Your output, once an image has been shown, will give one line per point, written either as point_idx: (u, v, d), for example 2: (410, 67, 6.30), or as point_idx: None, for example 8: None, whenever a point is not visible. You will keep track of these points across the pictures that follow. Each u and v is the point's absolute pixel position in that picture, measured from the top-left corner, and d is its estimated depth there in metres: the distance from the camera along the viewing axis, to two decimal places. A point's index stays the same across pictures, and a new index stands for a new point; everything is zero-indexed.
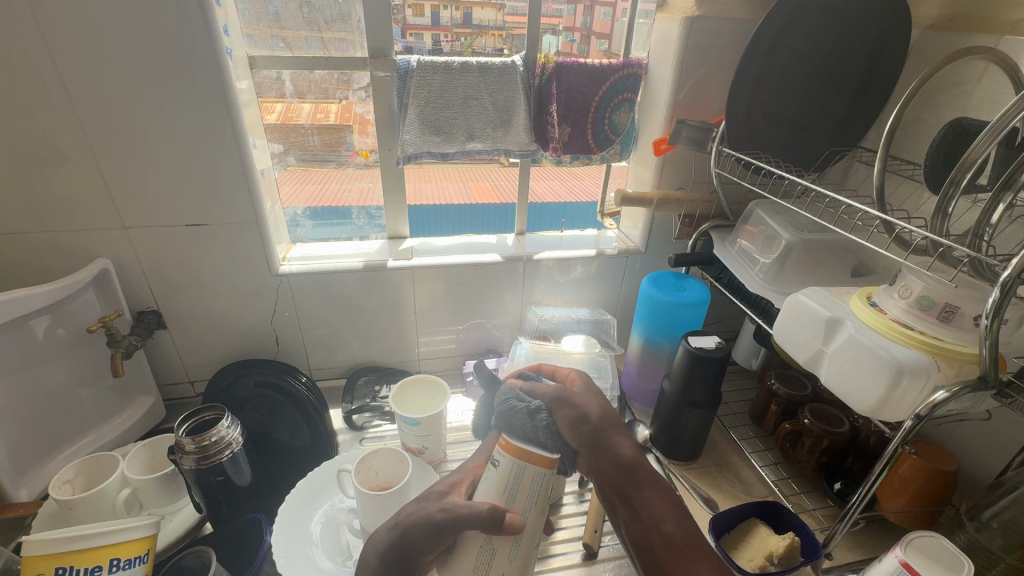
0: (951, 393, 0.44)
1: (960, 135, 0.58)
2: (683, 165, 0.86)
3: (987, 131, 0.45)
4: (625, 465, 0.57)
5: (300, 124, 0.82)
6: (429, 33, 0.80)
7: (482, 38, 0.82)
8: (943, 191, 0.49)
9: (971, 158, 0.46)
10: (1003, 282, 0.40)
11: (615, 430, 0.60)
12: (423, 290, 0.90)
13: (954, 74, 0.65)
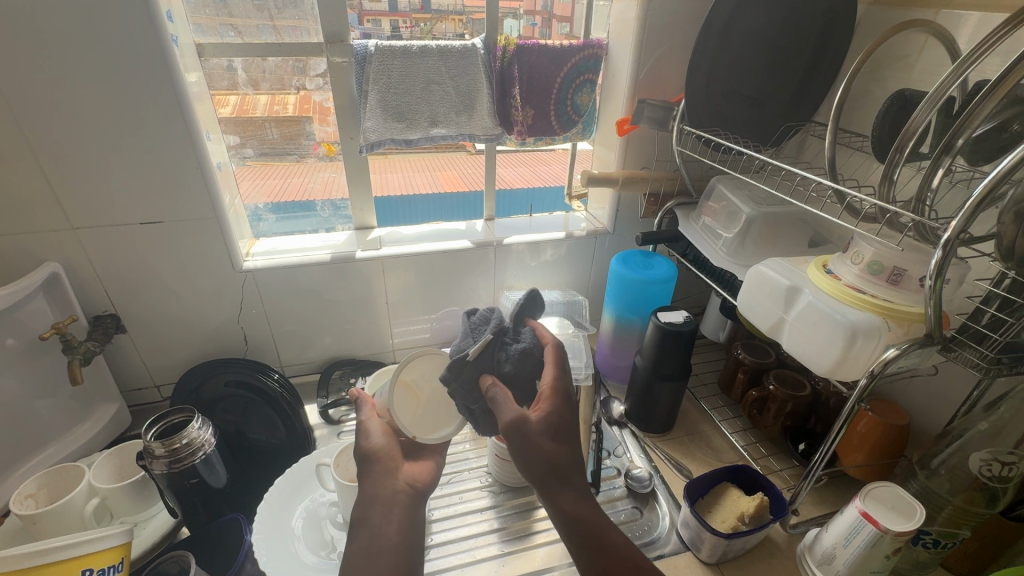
0: (901, 351, 0.47)
1: (903, 105, 0.60)
2: (646, 144, 0.87)
3: (925, 101, 0.48)
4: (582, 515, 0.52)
5: (257, 117, 0.80)
6: (387, 19, 0.78)
7: (442, 23, 0.80)
8: (888, 159, 0.52)
9: (913, 127, 0.49)
10: (944, 243, 0.43)
11: (566, 478, 0.53)
12: (393, 279, 0.89)
13: (895, 49, 0.68)
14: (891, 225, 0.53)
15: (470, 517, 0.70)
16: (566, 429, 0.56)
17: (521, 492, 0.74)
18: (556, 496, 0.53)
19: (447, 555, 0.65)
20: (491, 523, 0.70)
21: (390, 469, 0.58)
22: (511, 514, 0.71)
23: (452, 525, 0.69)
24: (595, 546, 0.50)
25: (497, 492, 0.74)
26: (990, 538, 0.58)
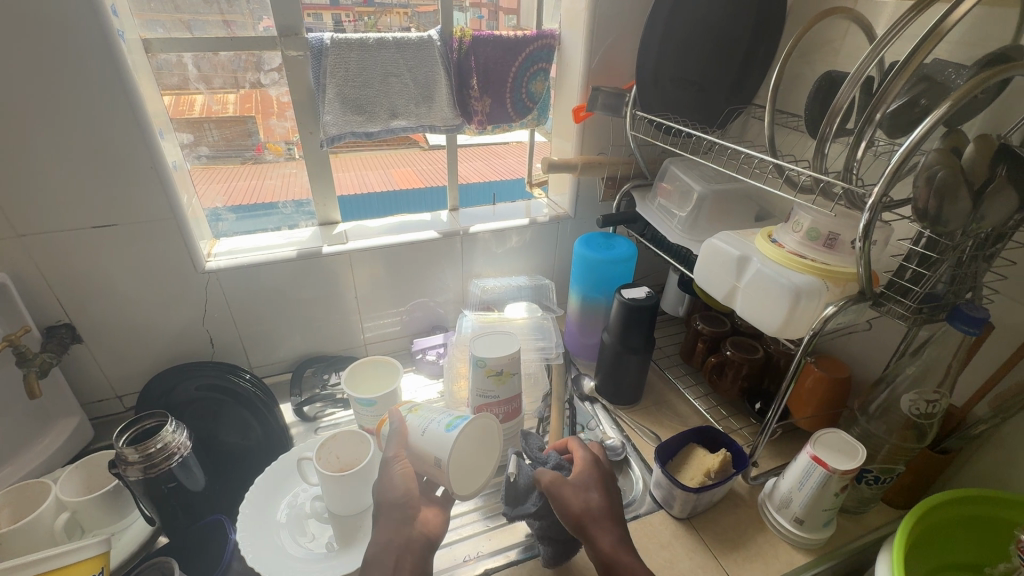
0: (838, 308, 0.53)
1: (831, 86, 0.65)
2: (603, 131, 0.90)
3: (847, 81, 0.52)
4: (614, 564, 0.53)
5: (195, 119, 0.77)
6: (329, 12, 0.76)
7: (387, 17, 0.81)
8: (818, 135, 0.57)
9: (838, 105, 0.54)
10: (869, 210, 0.49)
11: (600, 522, 0.56)
12: (362, 273, 0.90)
13: (824, 35, 0.73)
14: (825, 195, 0.59)
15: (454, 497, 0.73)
16: (600, 485, 0.60)
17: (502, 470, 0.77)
18: (594, 539, 0.55)
19: None
20: (475, 502, 0.72)
21: (410, 516, 0.58)
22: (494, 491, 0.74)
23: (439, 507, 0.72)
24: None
25: None
26: (923, 470, 0.66)
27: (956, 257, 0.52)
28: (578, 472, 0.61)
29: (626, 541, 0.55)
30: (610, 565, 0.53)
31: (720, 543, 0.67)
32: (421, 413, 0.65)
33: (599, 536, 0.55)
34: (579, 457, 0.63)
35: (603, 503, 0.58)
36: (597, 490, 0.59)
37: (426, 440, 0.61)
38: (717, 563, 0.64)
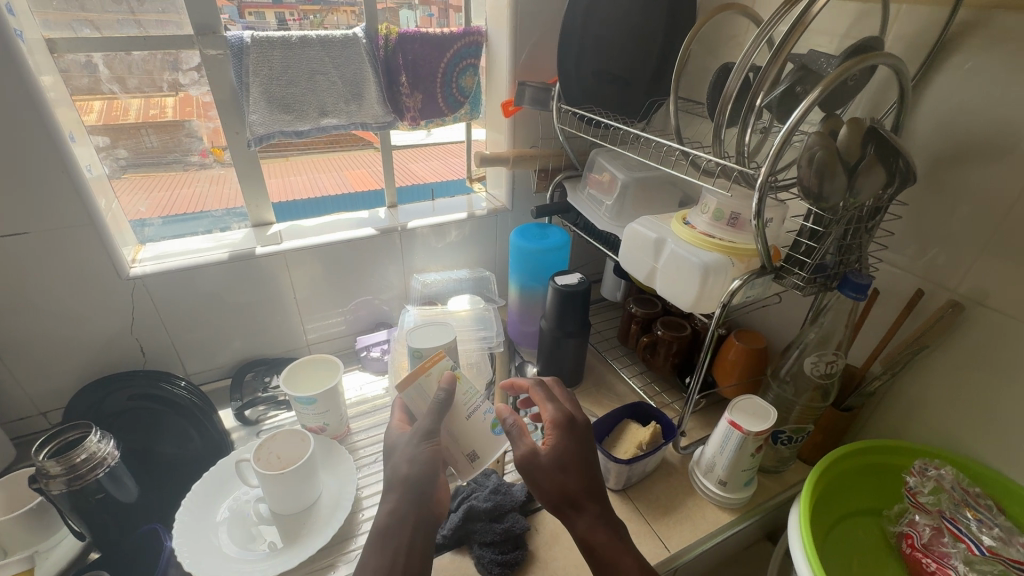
0: (741, 281, 0.58)
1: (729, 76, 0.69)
2: (533, 124, 0.93)
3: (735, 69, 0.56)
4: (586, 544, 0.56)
5: (131, 124, 0.77)
6: (272, 11, 0.79)
7: (334, 15, 0.83)
8: (715, 121, 0.61)
9: (729, 93, 0.58)
10: (759, 190, 0.53)
11: (579, 501, 0.57)
12: (299, 273, 0.89)
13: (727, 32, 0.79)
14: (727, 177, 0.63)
15: None
16: (575, 460, 0.58)
17: None
18: (573, 520, 0.57)
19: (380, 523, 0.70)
20: None
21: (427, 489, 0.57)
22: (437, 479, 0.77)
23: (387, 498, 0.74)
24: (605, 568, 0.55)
25: None
26: (830, 427, 0.72)
27: (840, 229, 0.58)
28: (551, 449, 0.59)
29: (603, 520, 0.57)
30: (590, 546, 0.56)
31: (653, 510, 0.71)
32: (467, 389, 0.64)
33: (575, 519, 0.57)
34: (552, 432, 0.60)
35: (580, 483, 0.57)
36: (573, 470, 0.57)
37: (471, 425, 0.63)
38: (650, 529, 0.68)
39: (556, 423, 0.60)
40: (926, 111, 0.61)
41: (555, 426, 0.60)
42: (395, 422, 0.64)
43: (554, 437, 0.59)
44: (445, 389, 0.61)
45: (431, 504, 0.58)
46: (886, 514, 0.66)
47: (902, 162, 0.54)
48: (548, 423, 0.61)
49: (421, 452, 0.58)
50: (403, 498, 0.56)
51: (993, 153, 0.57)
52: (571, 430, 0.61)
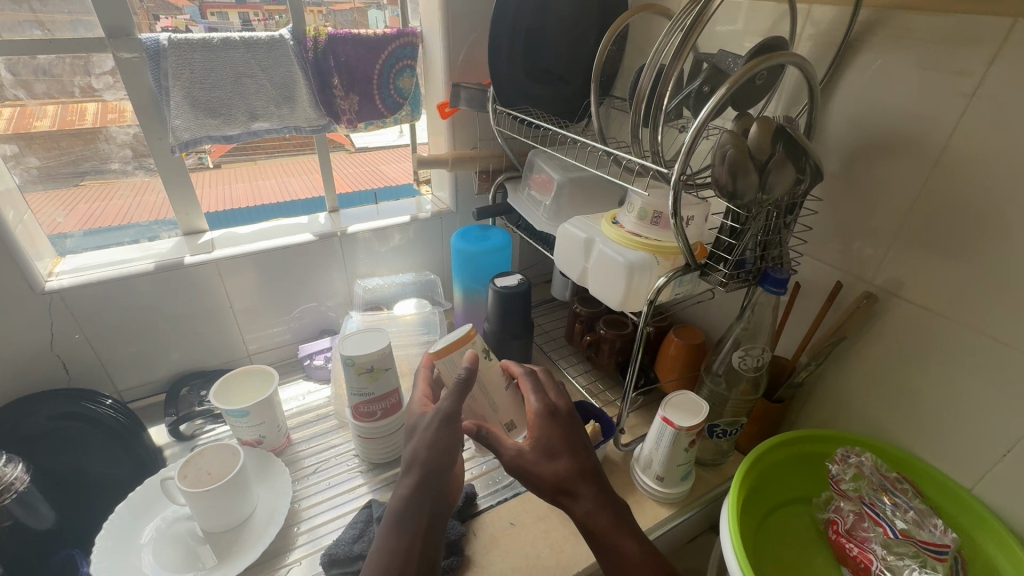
0: (667, 279, 0.59)
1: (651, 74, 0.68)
2: (471, 125, 0.92)
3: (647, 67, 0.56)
4: (588, 528, 0.55)
5: (86, 128, 0.77)
6: (235, 11, 0.81)
7: (300, 15, 0.82)
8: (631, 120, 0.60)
9: (643, 91, 0.58)
10: (673, 187, 0.54)
11: (574, 485, 0.56)
12: (234, 281, 0.87)
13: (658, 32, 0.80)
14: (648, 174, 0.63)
15: (341, 498, 0.75)
16: (563, 445, 0.58)
17: (387, 466, 0.79)
18: (570, 506, 0.56)
19: (318, 536, 0.69)
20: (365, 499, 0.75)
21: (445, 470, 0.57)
22: (378, 487, 0.76)
23: (321, 511, 0.73)
24: (608, 552, 0.54)
25: (366, 470, 0.79)
26: (764, 419, 0.74)
27: (756, 225, 0.59)
28: (538, 438, 0.58)
29: (601, 501, 0.56)
30: (592, 530, 0.55)
31: None
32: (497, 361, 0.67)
33: (571, 504, 0.56)
34: (536, 421, 0.59)
35: (572, 467, 0.57)
36: (562, 455, 0.57)
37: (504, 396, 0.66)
38: None
39: (539, 411, 0.60)
40: (837, 108, 0.63)
41: (541, 415, 0.60)
42: (419, 399, 0.62)
43: (538, 429, 0.59)
44: (469, 367, 0.60)
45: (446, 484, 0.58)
46: (815, 502, 0.68)
47: (808, 161, 0.56)
48: (533, 414, 0.60)
49: (446, 431, 0.58)
50: (421, 479, 0.56)
51: (898, 149, 0.59)
52: (556, 417, 0.61)
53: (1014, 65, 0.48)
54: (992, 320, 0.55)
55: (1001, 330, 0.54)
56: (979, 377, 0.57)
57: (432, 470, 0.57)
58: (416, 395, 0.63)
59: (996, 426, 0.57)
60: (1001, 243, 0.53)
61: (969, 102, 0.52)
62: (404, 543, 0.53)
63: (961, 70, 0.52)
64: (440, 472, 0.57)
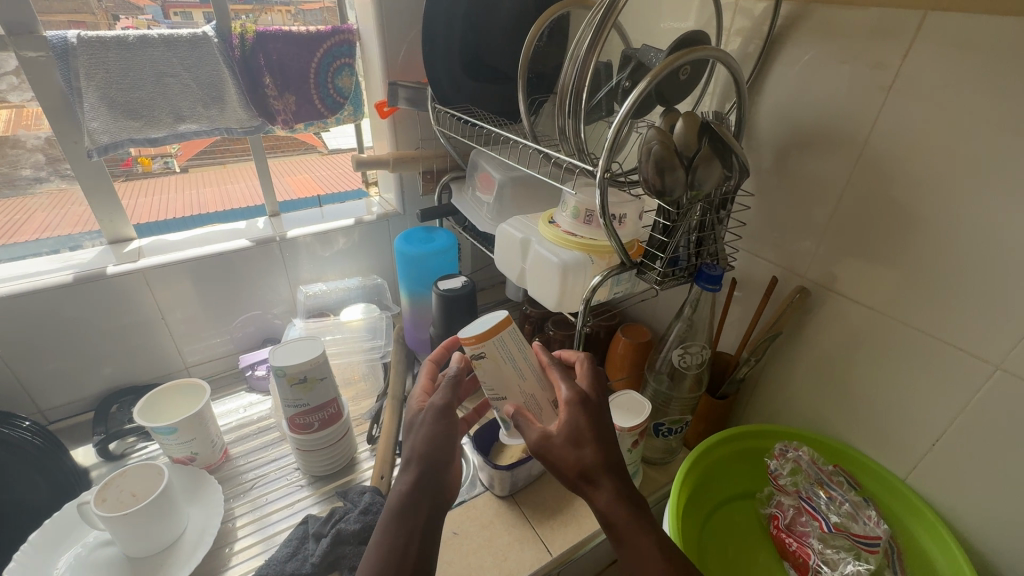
0: (602, 278, 0.58)
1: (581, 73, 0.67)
2: (413, 123, 0.91)
3: (569, 58, 0.54)
4: (607, 521, 0.45)
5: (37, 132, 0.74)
6: (198, 11, 0.79)
7: (268, 14, 0.81)
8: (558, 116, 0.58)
9: (566, 87, 0.55)
10: (600, 185, 0.52)
11: (601, 475, 0.46)
12: (166, 291, 0.83)
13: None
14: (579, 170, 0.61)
15: (278, 513, 0.72)
16: (592, 433, 0.48)
17: (330, 478, 0.77)
18: (590, 495, 0.46)
19: (252, 555, 0.66)
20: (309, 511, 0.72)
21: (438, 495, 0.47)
22: (319, 500, 0.74)
23: (256, 529, 0.69)
24: (632, 550, 0.44)
25: (307, 483, 0.76)
26: (709, 416, 0.73)
27: (688, 222, 0.58)
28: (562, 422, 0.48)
29: (627, 495, 0.45)
30: (613, 526, 0.45)
31: (539, 514, 0.70)
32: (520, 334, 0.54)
33: (593, 494, 0.46)
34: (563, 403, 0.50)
35: (599, 457, 0.46)
36: (587, 442, 0.47)
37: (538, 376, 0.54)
38: (534, 534, 0.67)
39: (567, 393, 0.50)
40: (767, 104, 0.64)
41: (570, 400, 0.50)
42: (419, 395, 0.55)
43: (564, 412, 0.49)
44: (456, 366, 0.54)
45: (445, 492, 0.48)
46: (758, 497, 0.68)
47: (735, 158, 0.55)
48: (561, 396, 0.50)
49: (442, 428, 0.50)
50: (421, 479, 0.47)
51: (825, 143, 0.59)
52: (587, 401, 0.50)
53: (926, 58, 0.49)
54: (918, 312, 0.55)
55: (926, 321, 0.55)
56: (908, 368, 0.57)
57: (426, 474, 0.47)
58: (415, 390, 0.56)
59: (926, 416, 0.57)
60: (924, 235, 0.53)
61: (887, 95, 0.52)
62: (402, 538, 0.45)
63: (879, 63, 0.52)
64: (439, 476, 0.48)
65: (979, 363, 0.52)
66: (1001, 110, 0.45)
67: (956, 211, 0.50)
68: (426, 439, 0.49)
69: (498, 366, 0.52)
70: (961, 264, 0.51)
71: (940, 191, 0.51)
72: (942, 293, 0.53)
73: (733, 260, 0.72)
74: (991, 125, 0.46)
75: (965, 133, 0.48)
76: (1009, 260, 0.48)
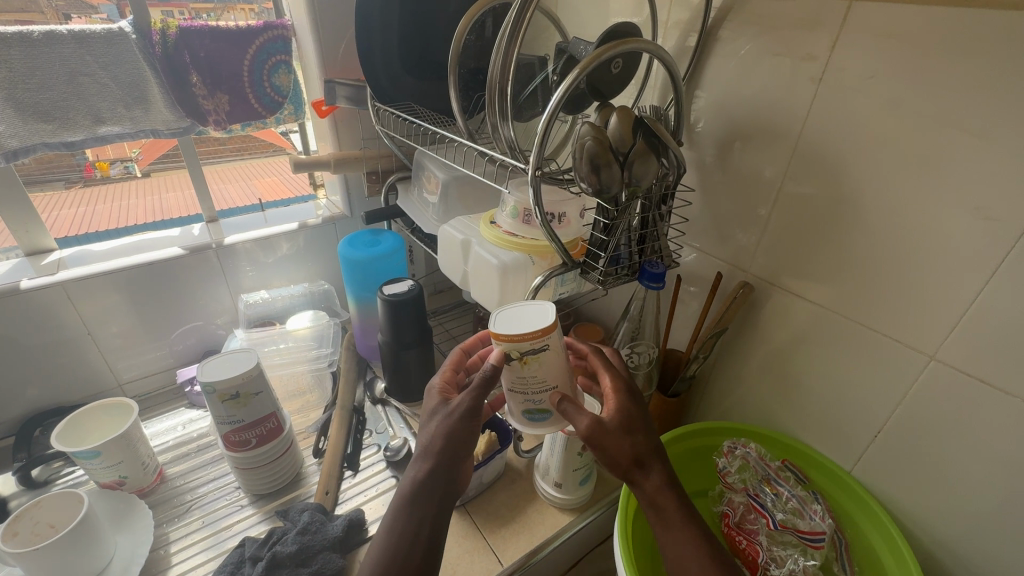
0: (544, 278, 0.56)
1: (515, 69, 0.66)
2: (355, 123, 0.88)
3: (496, 48, 0.51)
4: (653, 506, 0.47)
5: None
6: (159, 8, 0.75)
7: (230, 12, 0.81)
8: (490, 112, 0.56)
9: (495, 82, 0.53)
10: (533, 183, 0.50)
11: (649, 463, 0.48)
12: (91, 304, 0.77)
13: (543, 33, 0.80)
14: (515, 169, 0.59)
15: (219, 534, 0.68)
16: (641, 421, 0.49)
17: (274, 495, 0.73)
18: (639, 481, 0.48)
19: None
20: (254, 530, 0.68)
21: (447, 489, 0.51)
22: (263, 519, 0.70)
23: (211, 544, 0.66)
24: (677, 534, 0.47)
25: (252, 500, 0.72)
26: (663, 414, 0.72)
27: (626, 220, 0.57)
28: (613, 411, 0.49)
29: (673, 483, 0.48)
30: (659, 510, 0.47)
31: (491, 524, 0.67)
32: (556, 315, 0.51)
33: (642, 480, 0.48)
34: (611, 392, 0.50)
35: (648, 446, 0.48)
36: (639, 431, 0.48)
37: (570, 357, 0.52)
38: (485, 545, 0.65)
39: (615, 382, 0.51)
40: (706, 99, 0.63)
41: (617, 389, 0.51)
42: (440, 385, 0.55)
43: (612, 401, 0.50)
44: (491, 364, 0.47)
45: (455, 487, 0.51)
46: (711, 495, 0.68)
47: (671, 153, 0.54)
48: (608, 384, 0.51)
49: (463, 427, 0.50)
50: (436, 472, 0.50)
51: (762, 137, 0.59)
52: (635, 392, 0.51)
53: (851, 49, 0.49)
54: (857, 304, 0.55)
55: (864, 313, 0.55)
56: (850, 361, 0.57)
57: (441, 469, 0.50)
58: (438, 380, 0.56)
59: (867, 408, 0.57)
60: (860, 227, 0.53)
61: (817, 87, 0.52)
62: (412, 524, 0.49)
63: (808, 55, 0.52)
64: (454, 467, 0.50)
65: (915, 354, 0.52)
66: (923, 100, 0.45)
67: (888, 202, 0.50)
68: (447, 431, 0.50)
69: (548, 356, 0.48)
70: (894, 255, 0.51)
71: (873, 182, 0.50)
72: (877, 286, 0.53)
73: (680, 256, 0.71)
74: (916, 115, 0.46)
75: (894, 123, 0.47)
76: (940, 250, 0.47)
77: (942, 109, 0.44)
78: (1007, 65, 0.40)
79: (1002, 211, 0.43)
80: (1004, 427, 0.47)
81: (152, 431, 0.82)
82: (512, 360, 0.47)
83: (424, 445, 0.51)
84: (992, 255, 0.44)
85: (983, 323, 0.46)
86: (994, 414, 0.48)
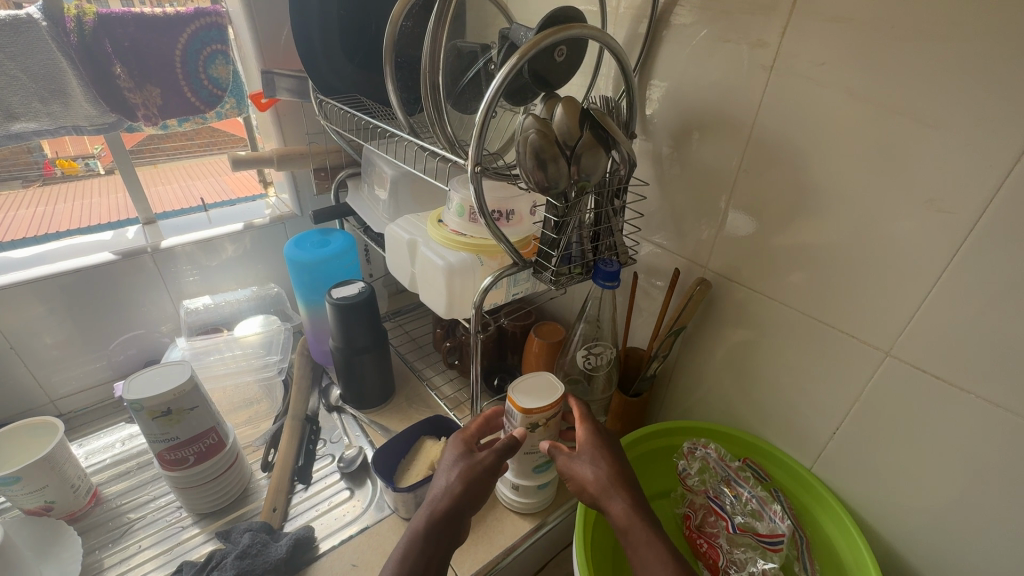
0: (494, 278, 0.52)
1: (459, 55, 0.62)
2: (300, 115, 0.84)
3: (434, 21, 0.49)
4: (619, 529, 0.48)
5: None
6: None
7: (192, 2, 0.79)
8: (430, 101, 0.53)
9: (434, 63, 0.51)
10: (473, 178, 0.46)
11: (614, 488, 0.50)
12: (11, 318, 0.71)
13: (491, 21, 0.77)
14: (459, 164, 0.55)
15: (155, 560, 0.63)
16: (609, 453, 0.53)
17: (221, 513, 0.68)
18: (605, 506, 0.49)
19: None
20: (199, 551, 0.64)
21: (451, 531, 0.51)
22: (207, 540, 0.66)
23: (158, 564, 0.62)
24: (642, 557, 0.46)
25: (197, 519, 0.68)
26: (626, 416, 0.70)
27: (577, 217, 0.54)
28: (582, 443, 0.54)
29: (640, 505, 0.49)
30: (626, 533, 0.47)
31: None
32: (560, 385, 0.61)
33: (608, 504, 0.49)
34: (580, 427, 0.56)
35: (612, 472, 0.51)
36: (605, 459, 0.52)
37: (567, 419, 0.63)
38: None
39: (582, 417, 0.56)
40: (659, 89, 0.61)
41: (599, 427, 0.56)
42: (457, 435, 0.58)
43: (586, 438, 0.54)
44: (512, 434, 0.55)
45: (457, 530, 0.51)
46: (674, 496, 0.67)
47: (622, 147, 0.51)
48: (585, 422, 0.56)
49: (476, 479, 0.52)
50: (445, 514, 0.50)
51: (716, 128, 0.56)
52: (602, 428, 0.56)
53: (803, 35, 0.47)
54: (815, 301, 0.53)
55: (819, 309, 0.53)
56: (807, 357, 0.56)
57: (448, 511, 0.50)
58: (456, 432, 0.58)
59: (826, 405, 0.56)
60: (815, 221, 0.51)
61: (769, 75, 0.50)
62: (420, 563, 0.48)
63: (759, 41, 0.50)
64: (464, 513, 0.51)
65: (871, 351, 0.50)
66: (876, 88, 0.43)
67: (842, 195, 0.48)
68: (465, 475, 0.52)
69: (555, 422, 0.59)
70: (848, 249, 0.49)
71: (828, 173, 0.49)
72: (833, 282, 0.51)
73: (636, 251, 0.69)
74: (869, 104, 0.44)
75: (849, 111, 0.45)
76: (895, 245, 0.46)
77: (895, 97, 0.43)
78: (960, 50, 0.39)
79: (954, 203, 0.42)
80: (959, 423, 0.46)
81: (88, 449, 0.77)
82: (537, 427, 0.57)
83: (437, 490, 0.52)
84: (945, 249, 0.43)
85: (936, 319, 0.45)
86: (951, 412, 0.47)
